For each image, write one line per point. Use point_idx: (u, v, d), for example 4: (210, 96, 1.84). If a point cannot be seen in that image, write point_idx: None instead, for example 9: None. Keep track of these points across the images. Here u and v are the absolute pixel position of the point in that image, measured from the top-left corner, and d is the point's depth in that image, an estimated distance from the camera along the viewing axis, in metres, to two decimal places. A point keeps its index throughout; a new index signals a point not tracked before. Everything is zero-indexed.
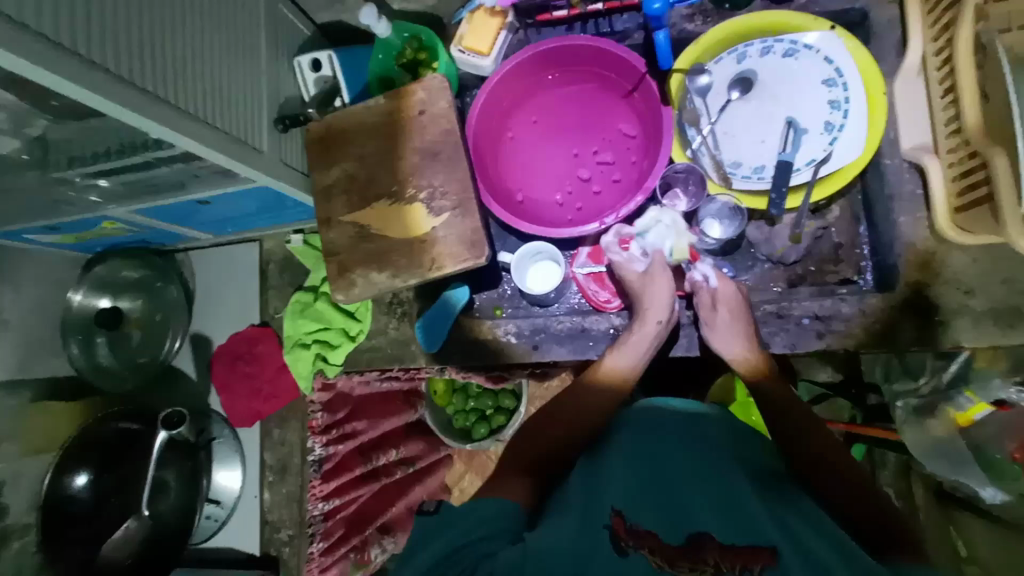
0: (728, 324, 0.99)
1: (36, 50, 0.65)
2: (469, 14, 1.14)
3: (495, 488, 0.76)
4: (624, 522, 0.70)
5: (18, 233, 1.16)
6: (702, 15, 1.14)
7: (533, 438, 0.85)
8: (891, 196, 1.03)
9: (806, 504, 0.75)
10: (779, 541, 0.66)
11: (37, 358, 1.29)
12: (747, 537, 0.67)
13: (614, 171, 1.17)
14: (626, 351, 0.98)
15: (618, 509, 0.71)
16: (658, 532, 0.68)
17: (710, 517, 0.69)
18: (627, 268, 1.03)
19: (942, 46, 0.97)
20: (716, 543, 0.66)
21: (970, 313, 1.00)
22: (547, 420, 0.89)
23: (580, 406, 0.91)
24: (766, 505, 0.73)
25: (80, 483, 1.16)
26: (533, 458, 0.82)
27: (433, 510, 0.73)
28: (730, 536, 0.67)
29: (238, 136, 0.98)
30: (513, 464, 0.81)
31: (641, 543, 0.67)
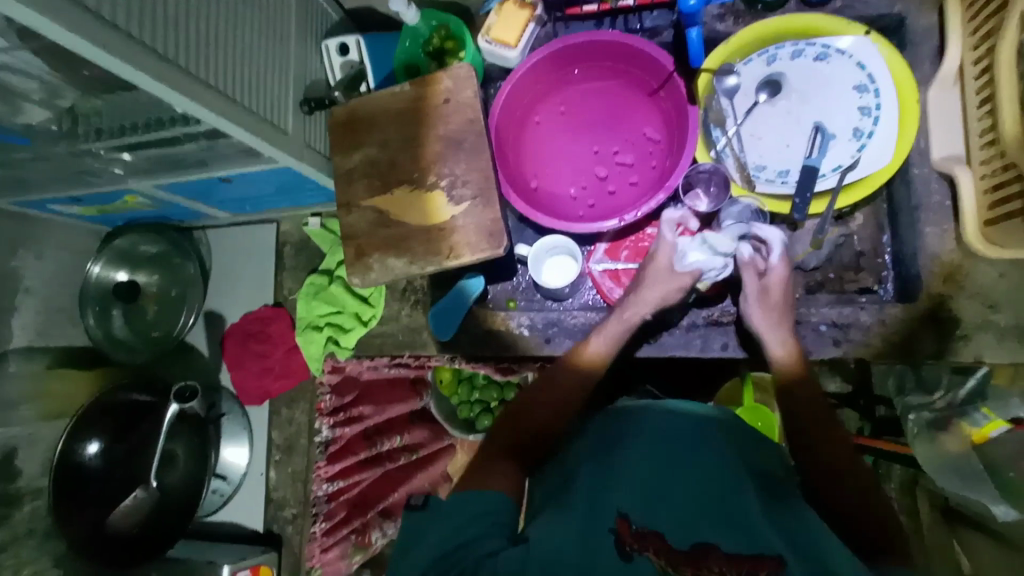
0: (779, 305, 0.93)
1: (75, 19, 0.66)
2: (499, 4, 1.13)
3: (481, 478, 0.73)
4: (630, 526, 0.67)
5: (43, 202, 1.17)
6: (733, 15, 1.12)
7: (515, 423, 0.84)
8: (916, 206, 1.03)
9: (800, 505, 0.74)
10: (783, 550, 0.64)
11: (56, 326, 1.31)
12: (748, 545, 0.64)
13: (632, 173, 1.16)
14: (609, 332, 0.95)
15: (624, 513, 0.69)
16: (663, 534, 0.66)
17: (712, 526, 0.66)
18: (663, 257, 0.96)
19: (982, 55, 0.95)
20: (720, 552, 0.63)
21: (994, 328, 1.01)
22: (526, 407, 0.86)
23: (565, 389, 0.89)
24: (767, 512, 0.70)
25: (91, 451, 1.18)
26: (513, 443, 0.81)
27: (421, 506, 0.71)
28: (736, 545, 0.64)
29: (264, 115, 0.98)
30: (496, 447, 0.80)
31: (647, 545, 0.64)
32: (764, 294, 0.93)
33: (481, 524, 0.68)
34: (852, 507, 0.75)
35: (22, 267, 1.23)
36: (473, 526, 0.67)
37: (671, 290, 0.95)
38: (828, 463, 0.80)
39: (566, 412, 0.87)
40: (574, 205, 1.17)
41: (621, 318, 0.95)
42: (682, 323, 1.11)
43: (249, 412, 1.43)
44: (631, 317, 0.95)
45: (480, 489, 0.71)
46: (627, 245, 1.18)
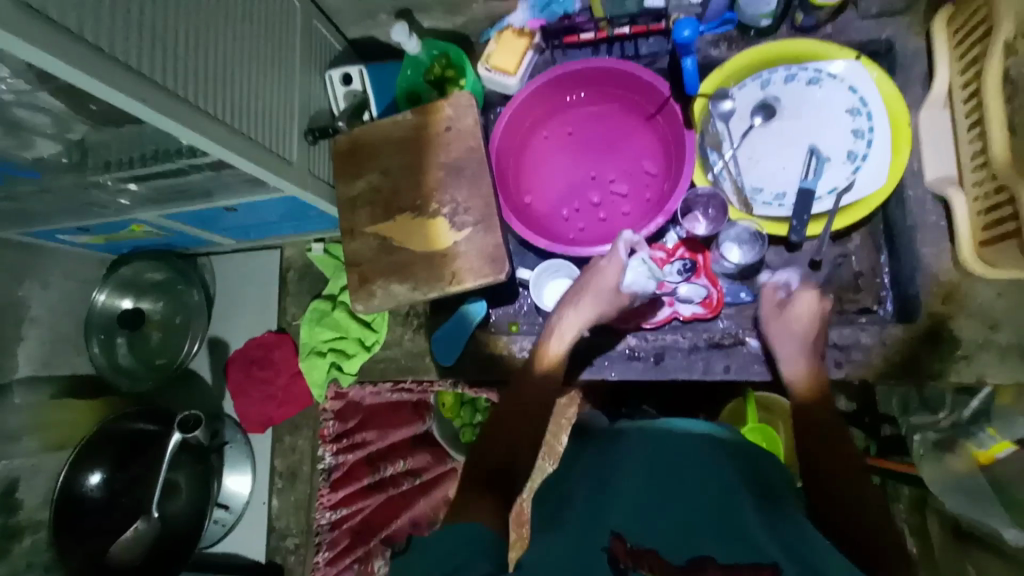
0: (792, 335, 0.98)
1: (86, 58, 0.68)
2: (498, 34, 1.17)
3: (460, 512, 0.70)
4: (624, 543, 0.66)
5: (50, 232, 1.19)
6: (727, 42, 1.14)
7: (489, 455, 0.83)
8: (913, 226, 1.03)
9: (791, 509, 0.74)
10: (778, 557, 0.62)
11: (59, 355, 1.31)
12: (746, 554, 0.62)
13: (624, 203, 1.18)
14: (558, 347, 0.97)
15: (618, 531, 0.68)
16: (657, 549, 0.64)
17: (711, 538, 0.65)
18: (612, 273, 0.97)
19: (969, 79, 0.97)
20: (716, 564, 0.61)
21: (994, 347, 1.01)
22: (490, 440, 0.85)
23: (522, 408, 0.90)
24: (767, 524, 0.68)
25: (92, 482, 1.18)
26: (490, 473, 0.80)
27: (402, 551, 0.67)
28: (731, 555, 0.62)
29: (270, 146, 1.00)
30: (473, 480, 0.78)
31: (641, 561, 0.63)
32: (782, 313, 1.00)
33: (464, 552, 0.63)
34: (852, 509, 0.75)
35: (28, 296, 1.24)
36: (462, 555, 0.62)
37: (611, 306, 0.98)
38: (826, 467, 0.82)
39: (532, 425, 0.89)
40: (575, 228, 1.18)
41: (562, 332, 0.98)
42: (683, 345, 1.11)
43: (252, 439, 1.42)
44: (569, 333, 0.97)
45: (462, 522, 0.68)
46: None
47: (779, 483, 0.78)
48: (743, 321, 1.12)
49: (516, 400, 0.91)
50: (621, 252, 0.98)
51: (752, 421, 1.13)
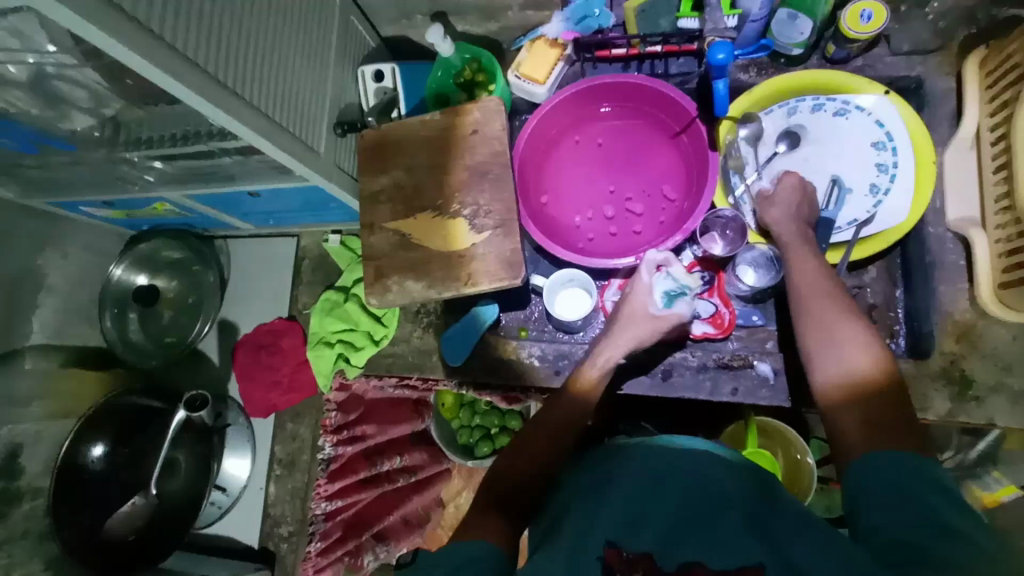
0: (787, 200, 0.99)
1: (134, 37, 0.70)
2: (530, 43, 1.19)
3: (472, 529, 0.72)
4: (620, 553, 0.67)
5: (74, 203, 1.21)
6: (757, 67, 1.16)
7: (504, 474, 0.82)
8: (931, 263, 1.04)
9: (789, 502, 0.71)
10: (763, 555, 0.64)
11: (72, 325, 1.33)
12: (732, 556, 0.65)
13: (636, 222, 1.19)
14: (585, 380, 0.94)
15: (612, 541, 0.69)
16: (651, 553, 0.67)
17: (696, 544, 0.67)
18: (640, 299, 0.96)
19: (998, 122, 0.97)
20: (706, 568, 0.65)
21: (1008, 391, 0.99)
22: (506, 461, 0.84)
23: (551, 438, 0.87)
24: (752, 519, 0.68)
25: (96, 453, 1.18)
26: (505, 493, 0.79)
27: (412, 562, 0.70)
28: (721, 560, 0.65)
29: (298, 135, 1.02)
30: (488, 497, 0.79)
31: (637, 567, 0.66)
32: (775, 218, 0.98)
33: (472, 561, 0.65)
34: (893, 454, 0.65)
35: (46, 264, 1.26)
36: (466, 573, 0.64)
37: (649, 331, 0.95)
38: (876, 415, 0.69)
39: (557, 453, 0.86)
40: (590, 239, 1.19)
41: (600, 357, 0.95)
42: (692, 364, 1.12)
43: (253, 424, 1.43)
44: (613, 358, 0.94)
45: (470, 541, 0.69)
46: None
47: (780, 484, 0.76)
48: (751, 344, 1.12)
49: (542, 429, 0.88)
50: (644, 276, 0.98)
51: (752, 445, 1.11)
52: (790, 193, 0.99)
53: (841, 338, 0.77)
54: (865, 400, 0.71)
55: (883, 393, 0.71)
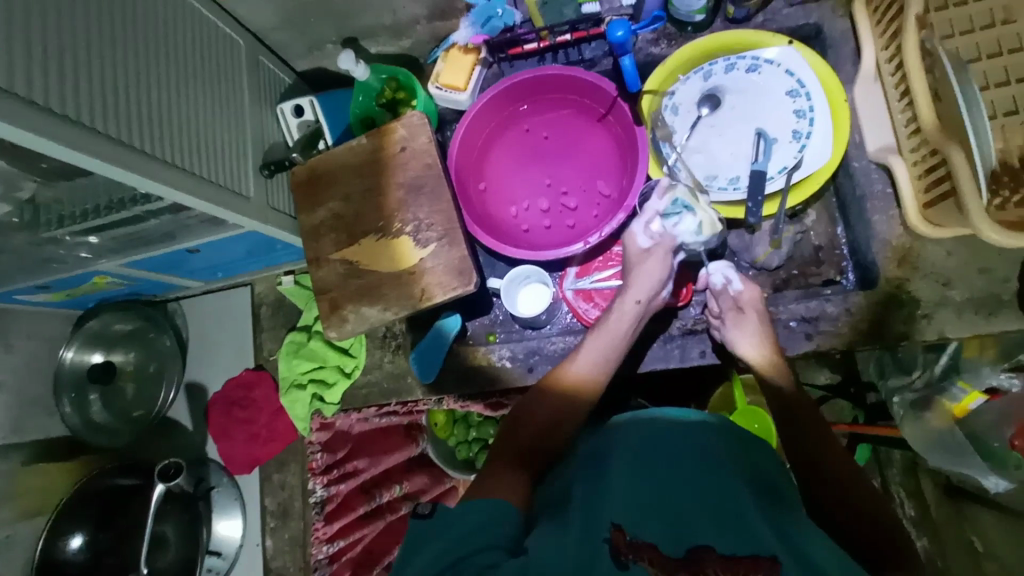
0: (753, 324, 0.97)
1: (25, 115, 0.67)
2: (444, 52, 1.19)
3: (489, 483, 0.72)
4: (624, 535, 0.66)
5: (8, 293, 1.16)
6: (666, 39, 1.19)
7: (523, 423, 0.83)
8: (862, 196, 1.08)
9: (796, 514, 0.73)
10: (778, 551, 0.63)
11: (30, 418, 1.28)
12: (743, 545, 0.64)
13: (569, 217, 1.20)
14: (590, 353, 0.91)
15: (618, 523, 0.68)
16: (658, 544, 0.65)
17: (707, 528, 0.66)
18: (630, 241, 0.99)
19: (892, 53, 1.01)
20: (716, 555, 0.63)
21: (951, 304, 1.03)
22: (526, 413, 0.85)
23: (560, 404, 0.85)
24: (766, 518, 0.70)
25: (75, 544, 1.14)
26: (523, 448, 0.80)
27: (429, 514, 0.69)
28: (730, 546, 0.64)
29: (224, 184, 1.00)
30: (504, 458, 0.78)
31: (641, 554, 0.63)
32: (742, 317, 0.98)
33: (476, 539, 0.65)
34: (860, 527, 0.73)
35: None
36: (478, 539, 0.64)
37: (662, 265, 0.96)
38: (827, 468, 0.79)
39: (567, 423, 0.85)
40: (537, 230, 1.20)
41: (621, 306, 0.94)
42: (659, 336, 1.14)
43: (240, 481, 1.39)
44: (628, 306, 0.93)
45: (487, 498, 0.69)
46: (597, 265, 1.18)
47: (778, 480, 0.81)
48: None
49: (549, 394, 0.87)
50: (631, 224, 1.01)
51: (741, 404, 1.14)
52: (753, 311, 0.98)
53: (743, 339, 0.97)
54: (863, 510, 0.74)
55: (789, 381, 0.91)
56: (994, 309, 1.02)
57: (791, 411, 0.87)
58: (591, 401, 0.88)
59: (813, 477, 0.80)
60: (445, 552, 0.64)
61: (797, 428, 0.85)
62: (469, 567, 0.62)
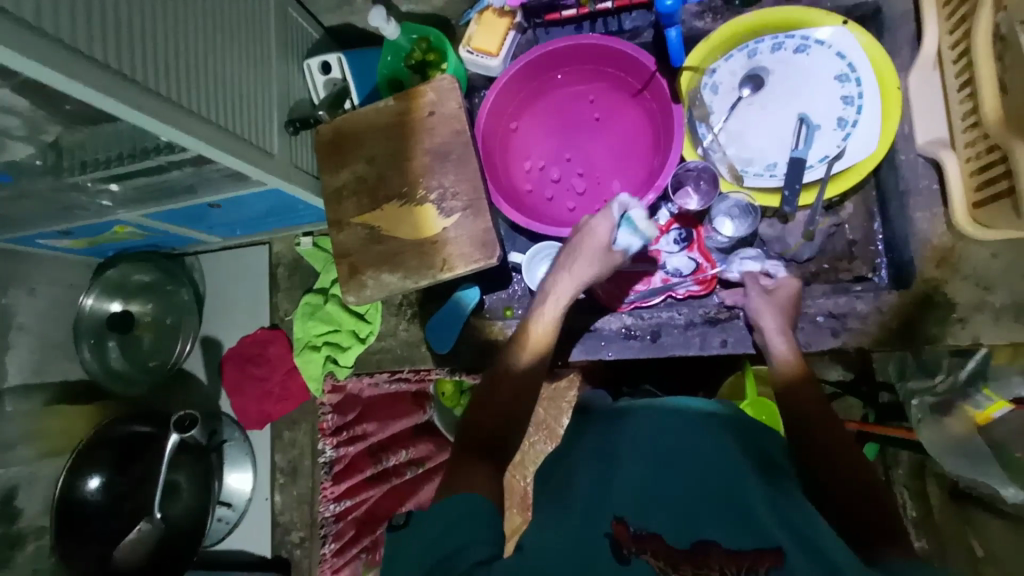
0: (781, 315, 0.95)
1: (51, 53, 0.65)
2: (478, 14, 1.14)
3: (461, 483, 0.70)
4: (627, 529, 0.65)
5: (31, 237, 1.16)
6: (711, 12, 1.13)
7: (484, 409, 0.82)
8: (905, 191, 1.04)
9: (800, 500, 0.71)
10: (784, 542, 0.62)
11: (51, 362, 1.30)
12: (749, 538, 0.62)
13: (571, 198, 1.17)
14: (550, 311, 0.91)
15: (620, 516, 0.66)
16: (663, 535, 0.63)
17: (710, 521, 0.64)
18: (602, 232, 0.94)
19: (958, 39, 0.96)
20: (721, 549, 0.61)
21: (991, 309, 1.02)
22: (487, 390, 0.84)
23: (517, 377, 0.85)
24: (769, 502, 0.68)
25: (92, 486, 1.18)
26: (484, 436, 0.78)
27: (400, 525, 0.69)
28: (737, 541, 0.62)
29: (249, 138, 0.98)
30: (469, 446, 0.77)
31: (644, 548, 0.62)
32: (771, 297, 0.98)
33: (470, 527, 0.64)
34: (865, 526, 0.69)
35: (14, 304, 1.23)
36: (461, 535, 0.64)
37: (605, 266, 0.94)
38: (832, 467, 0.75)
39: (527, 398, 0.84)
40: (539, 198, 1.18)
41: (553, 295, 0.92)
42: (679, 322, 1.12)
43: (251, 437, 1.42)
44: (565, 295, 0.92)
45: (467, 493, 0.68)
46: None
47: (781, 458, 0.79)
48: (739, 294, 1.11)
49: (504, 376, 0.85)
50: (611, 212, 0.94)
51: (751, 396, 1.11)
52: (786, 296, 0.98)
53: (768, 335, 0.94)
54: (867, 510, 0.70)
55: (801, 387, 0.85)
56: None
57: (803, 419, 0.81)
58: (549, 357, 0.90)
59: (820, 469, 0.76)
60: (443, 535, 0.64)
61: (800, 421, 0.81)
62: (460, 562, 0.61)
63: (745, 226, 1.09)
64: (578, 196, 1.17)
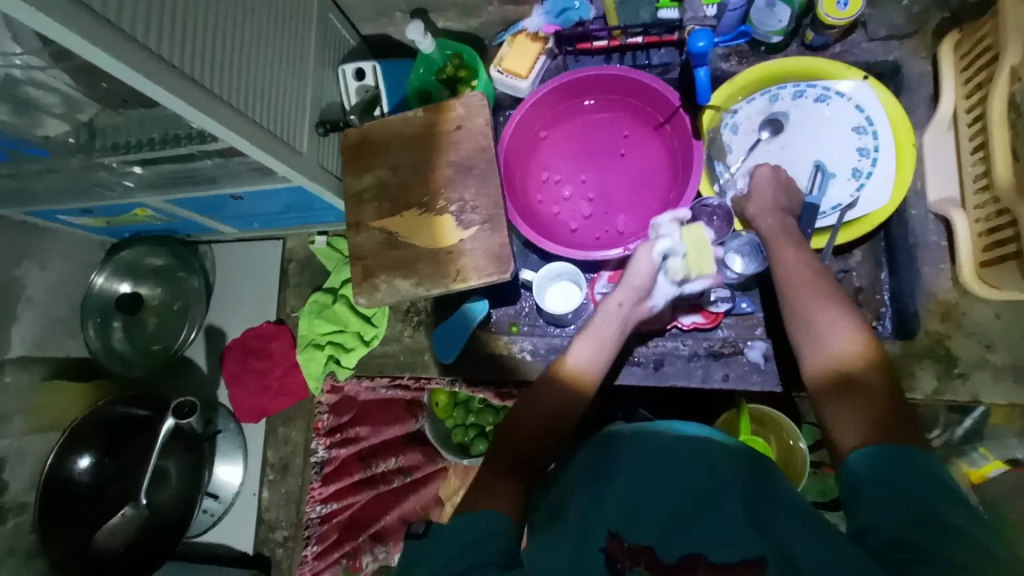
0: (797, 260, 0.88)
1: (110, 39, 0.68)
2: (511, 37, 1.18)
3: (478, 501, 0.71)
4: (621, 543, 0.65)
5: (51, 212, 1.18)
6: (738, 56, 1.16)
7: (510, 431, 0.81)
8: (914, 245, 1.05)
9: (786, 490, 0.71)
10: (764, 552, 0.61)
11: (54, 336, 1.30)
12: (734, 551, 0.62)
13: (575, 219, 1.20)
14: (591, 340, 0.90)
15: (615, 531, 0.67)
16: (653, 547, 0.64)
17: (695, 533, 0.65)
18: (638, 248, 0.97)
19: (975, 103, 0.99)
20: (706, 561, 0.62)
21: (991, 368, 1.03)
22: (517, 415, 0.83)
23: (557, 402, 0.84)
24: (753, 511, 0.67)
25: (82, 465, 1.18)
26: (509, 459, 0.78)
27: (422, 533, 0.68)
28: (724, 554, 0.62)
29: (280, 136, 1.00)
30: (499, 455, 0.79)
31: (638, 560, 0.63)
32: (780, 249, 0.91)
33: (477, 552, 0.64)
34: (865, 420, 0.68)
35: (25, 276, 1.23)
36: (474, 555, 0.64)
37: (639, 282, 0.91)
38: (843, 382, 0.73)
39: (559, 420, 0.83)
40: (546, 211, 1.20)
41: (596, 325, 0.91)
42: (683, 352, 1.14)
43: (244, 429, 1.41)
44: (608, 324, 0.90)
45: (478, 512, 0.69)
46: None
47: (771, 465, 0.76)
48: (743, 330, 1.14)
49: (533, 401, 0.84)
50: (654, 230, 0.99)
51: (747, 432, 1.09)
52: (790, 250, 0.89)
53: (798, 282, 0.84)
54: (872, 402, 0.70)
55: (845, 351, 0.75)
56: None
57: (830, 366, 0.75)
58: (588, 395, 0.87)
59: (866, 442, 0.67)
60: (451, 559, 0.64)
61: (831, 390, 0.73)
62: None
63: (753, 266, 1.07)
64: (583, 219, 1.20)
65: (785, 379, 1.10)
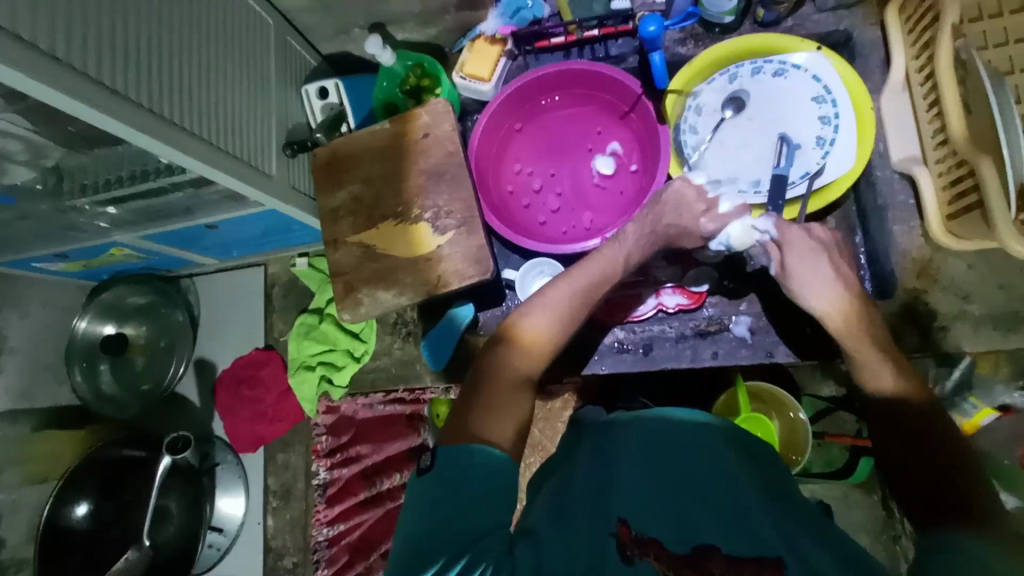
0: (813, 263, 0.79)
1: (64, 78, 0.68)
2: (470, 42, 1.20)
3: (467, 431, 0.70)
4: (631, 531, 0.64)
5: (26, 260, 1.17)
6: (694, 39, 1.19)
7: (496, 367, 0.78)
8: (884, 207, 1.08)
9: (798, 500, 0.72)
10: (783, 552, 0.61)
11: (40, 385, 1.29)
12: (749, 547, 0.61)
13: (543, 213, 1.21)
14: (563, 291, 0.85)
15: (625, 518, 0.66)
16: (662, 539, 0.63)
17: (710, 528, 0.63)
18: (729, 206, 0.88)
19: (924, 63, 1.02)
20: (721, 555, 0.61)
21: (970, 318, 1.06)
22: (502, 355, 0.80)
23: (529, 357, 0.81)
24: (772, 515, 0.67)
25: (79, 512, 1.16)
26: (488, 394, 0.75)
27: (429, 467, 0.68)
28: (736, 548, 0.61)
29: (248, 160, 1.00)
30: (480, 394, 0.75)
31: (647, 551, 0.62)
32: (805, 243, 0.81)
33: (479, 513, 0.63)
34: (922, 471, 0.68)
35: (7, 327, 1.22)
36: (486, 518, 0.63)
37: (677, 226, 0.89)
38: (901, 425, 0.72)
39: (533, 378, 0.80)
40: (517, 206, 1.21)
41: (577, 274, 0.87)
42: (671, 335, 1.15)
43: (243, 459, 1.40)
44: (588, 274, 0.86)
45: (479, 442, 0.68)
46: None
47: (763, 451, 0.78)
48: (728, 307, 1.14)
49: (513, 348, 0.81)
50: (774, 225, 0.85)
51: (745, 410, 1.09)
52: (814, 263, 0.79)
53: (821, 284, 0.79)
54: (928, 454, 0.69)
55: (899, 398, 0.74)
56: (1014, 325, 1.05)
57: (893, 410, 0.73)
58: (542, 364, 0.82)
59: (921, 498, 0.67)
60: (439, 523, 0.62)
61: (888, 433, 0.73)
62: None
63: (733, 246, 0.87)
64: (551, 212, 1.21)
65: (774, 351, 1.11)
